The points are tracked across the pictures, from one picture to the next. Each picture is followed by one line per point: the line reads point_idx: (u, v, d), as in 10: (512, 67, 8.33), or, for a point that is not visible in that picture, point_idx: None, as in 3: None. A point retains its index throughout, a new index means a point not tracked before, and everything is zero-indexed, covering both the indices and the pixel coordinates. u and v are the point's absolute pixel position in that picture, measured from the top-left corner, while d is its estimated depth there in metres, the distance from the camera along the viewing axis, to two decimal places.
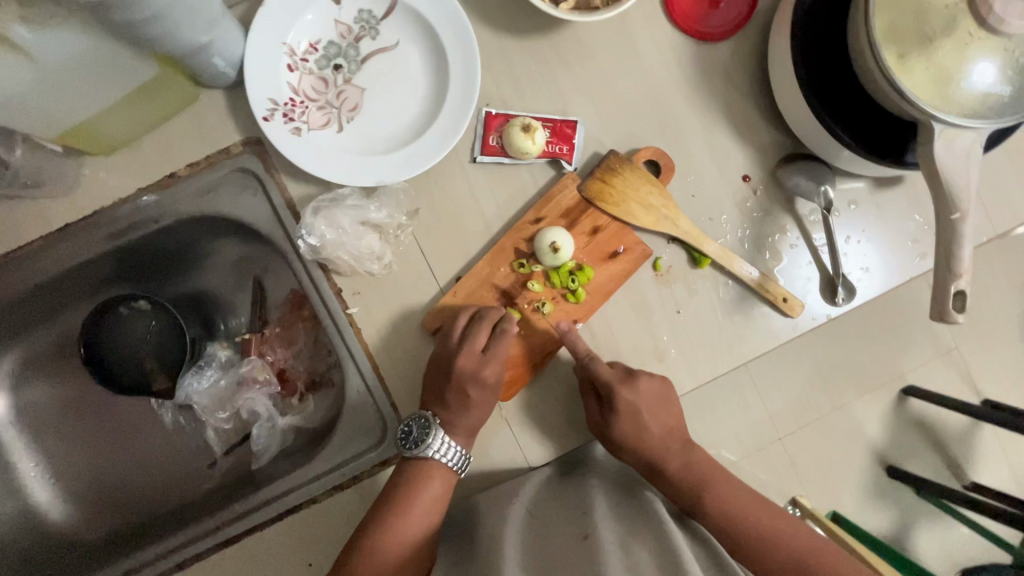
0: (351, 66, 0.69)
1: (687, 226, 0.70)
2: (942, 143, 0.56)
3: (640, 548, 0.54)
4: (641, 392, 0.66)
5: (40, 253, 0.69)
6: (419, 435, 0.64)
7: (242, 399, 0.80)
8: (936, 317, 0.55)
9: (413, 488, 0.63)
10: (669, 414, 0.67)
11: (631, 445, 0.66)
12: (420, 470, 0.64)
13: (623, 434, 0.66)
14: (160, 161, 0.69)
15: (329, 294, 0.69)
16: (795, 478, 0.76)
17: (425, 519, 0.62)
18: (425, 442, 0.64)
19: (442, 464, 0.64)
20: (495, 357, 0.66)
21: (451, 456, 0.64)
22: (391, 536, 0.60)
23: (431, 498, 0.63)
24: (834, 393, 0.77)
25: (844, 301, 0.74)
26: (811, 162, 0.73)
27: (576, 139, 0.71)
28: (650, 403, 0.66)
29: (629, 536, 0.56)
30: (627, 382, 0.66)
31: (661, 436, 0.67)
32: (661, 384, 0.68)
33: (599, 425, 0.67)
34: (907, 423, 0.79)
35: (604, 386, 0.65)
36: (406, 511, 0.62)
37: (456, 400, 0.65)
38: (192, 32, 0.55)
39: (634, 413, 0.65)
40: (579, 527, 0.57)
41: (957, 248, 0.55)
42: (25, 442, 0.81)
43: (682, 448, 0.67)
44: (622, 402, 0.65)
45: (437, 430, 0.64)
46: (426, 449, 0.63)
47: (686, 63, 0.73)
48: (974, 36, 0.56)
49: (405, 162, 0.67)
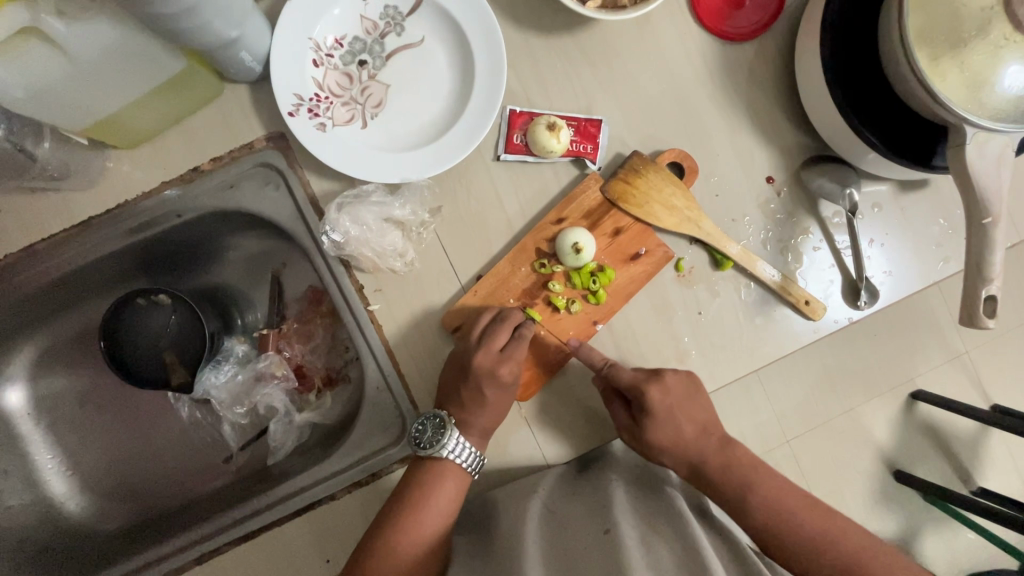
0: (376, 62, 0.69)
1: (710, 227, 0.70)
2: (973, 147, 0.56)
3: (661, 547, 0.54)
4: (670, 390, 0.65)
5: (61, 246, 0.69)
6: (433, 436, 0.64)
7: (260, 394, 0.81)
8: (966, 322, 0.55)
9: (427, 487, 0.63)
10: (698, 409, 0.66)
11: (669, 446, 0.65)
12: (435, 470, 0.64)
13: (657, 438, 0.65)
14: (184, 154, 0.69)
15: (350, 291, 0.69)
16: (800, 478, 0.76)
17: (438, 519, 0.62)
18: (440, 442, 0.63)
19: (454, 464, 0.64)
20: (516, 357, 0.65)
21: (466, 458, 0.65)
22: (403, 536, 0.60)
23: (446, 498, 0.63)
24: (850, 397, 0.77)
25: (867, 305, 0.73)
26: (835, 165, 0.72)
27: (601, 138, 0.71)
28: (679, 399, 0.66)
29: (650, 532, 0.56)
30: (654, 380, 0.65)
31: (696, 435, 0.66)
32: (687, 377, 0.67)
33: (632, 428, 0.66)
34: (922, 430, 0.80)
35: (633, 388, 0.65)
36: (418, 513, 0.61)
37: (477, 398, 0.65)
38: (223, 26, 0.55)
39: (666, 414, 0.64)
40: (600, 522, 0.57)
41: (989, 253, 0.54)
42: (41, 434, 0.81)
43: (720, 447, 0.66)
44: (653, 404, 0.64)
45: (452, 430, 0.64)
46: (440, 450, 0.63)
47: (711, 63, 0.72)
48: (1008, 40, 0.55)
49: (429, 159, 0.67)
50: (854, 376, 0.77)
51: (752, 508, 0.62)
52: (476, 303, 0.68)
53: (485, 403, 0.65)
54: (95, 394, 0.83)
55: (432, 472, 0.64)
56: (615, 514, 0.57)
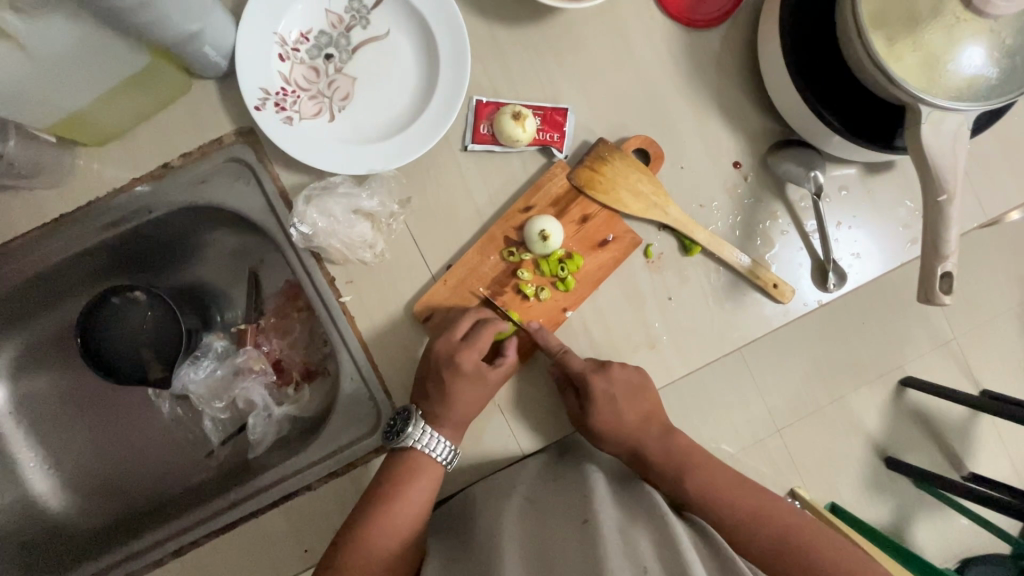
0: (342, 56, 0.69)
1: (676, 213, 0.71)
2: (929, 126, 0.57)
3: (639, 538, 0.54)
4: (615, 380, 0.66)
5: (34, 245, 0.69)
6: (400, 427, 0.65)
7: (239, 388, 0.82)
8: (924, 299, 0.55)
9: (401, 481, 0.63)
10: (643, 400, 0.67)
11: (610, 431, 0.66)
12: (409, 462, 0.64)
13: (601, 424, 0.66)
14: (154, 151, 0.69)
15: (322, 284, 0.69)
16: (789, 466, 0.78)
17: (414, 514, 0.62)
18: (405, 432, 0.64)
19: (427, 456, 0.64)
20: (478, 349, 0.65)
21: (438, 450, 0.65)
22: (379, 532, 0.60)
23: (421, 492, 0.64)
24: (833, 383, 0.79)
25: (835, 287, 0.74)
26: (802, 149, 0.73)
27: (567, 127, 0.71)
28: (624, 390, 0.66)
29: (628, 525, 0.57)
30: (600, 371, 0.66)
31: (638, 422, 0.67)
32: (636, 372, 0.68)
33: (580, 416, 0.67)
34: (904, 415, 0.81)
35: (580, 377, 0.66)
36: (394, 509, 0.61)
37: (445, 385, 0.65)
38: (183, 20, 0.56)
39: (608, 402, 0.65)
40: (578, 514, 0.57)
41: (944, 231, 0.55)
42: (24, 433, 0.82)
43: (662, 434, 0.67)
44: (597, 389, 0.65)
45: (418, 420, 0.65)
46: (406, 439, 0.64)
47: (676, 50, 0.73)
48: (961, 19, 0.56)
49: (396, 150, 0.67)
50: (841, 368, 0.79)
51: (729, 506, 0.63)
52: (444, 295, 0.69)
53: (450, 395, 0.65)
54: (76, 392, 0.84)
55: (407, 465, 0.64)
56: (594, 505, 0.58)
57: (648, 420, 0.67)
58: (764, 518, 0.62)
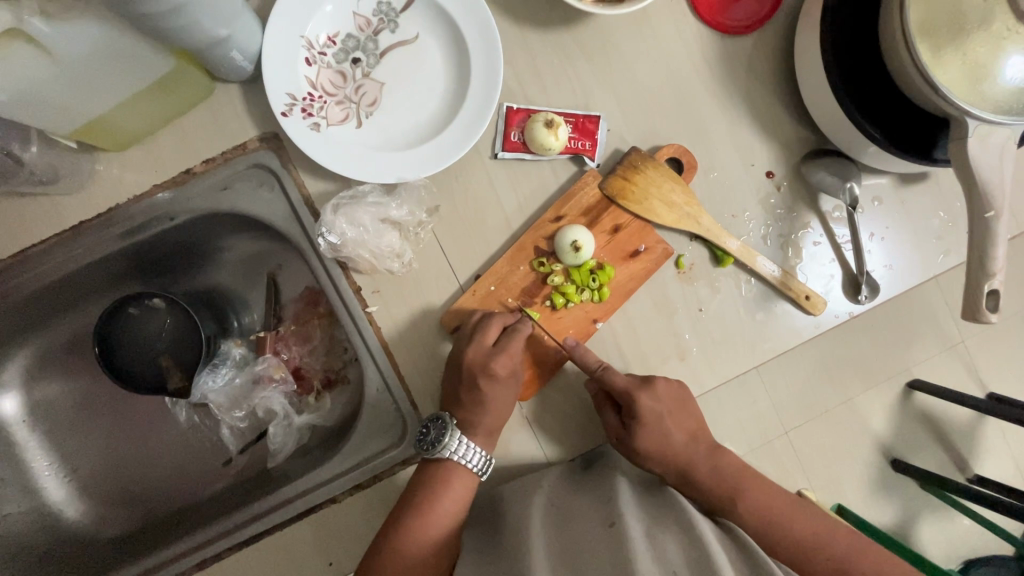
0: (370, 60, 0.68)
1: (709, 223, 0.69)
2: (975, 140, 0.55)
3: (668, 541, 0.53)
4: (661, 397, 0.65)
5: (52, 252, 0.67)
6: (435, 437, 0.63)
7: (258, 397, 0.80)
8: (969, 317, 0.55)
9: (427, 496, 0.61)
10: (688, 417, 0.66)
11: (656, 453, 0.65)
12: (444, 469, 0.63)
13: (648, 445, 0.64)
14: (176, 156, 0.67)
15: (348, 292, 0.68)
16: (797, 468, 0.74)
17: (440, 530, 0.61)
18: (442, 442, 0.62)
19: (462, 467, 0.63)
20: (508, 354, 0.64)
21: (473, 459, 0.63)
22: (409, 549, 0.58)
23: (452, 505, 0.62)
24: (843, 383, 0.75)
25: (867, 298, 0.73)
26: (835, 158, 0.72)
27: (599, 134, 0.70)
28: (670, 407, 0.65)
29: (656, 528, 0.56)
30: (645, 388, 0.65)
31: (685, 442, 0.65)
32: (678, 386, 0.67)
33: (622, 435, 0.65)
34: (931, 424, 0.80)
35: (624, 394, 0.64)
36: (422, 526, 0.59)
37: (476, 394, 0.64)
38: (212, 25, 0.54)
39: (656, 421, 0.64)
40: (604, 514, 0.57)
41: (991, 246, 0.54)
42: (38, 441, 0.80)
43: (709, 452, 0.66)
44: (644, 408, 0.63)
45: (455, 430, 0.63)
46: (443, 449, 0.62)
47: (709, 56, 0.72)
48: (1011, 31, 0.55)
49: (425, 158, 0.66)
50: (848, 363, 0.75)
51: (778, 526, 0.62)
52: (472, 304, 0.68)
53: (487, 403, 0.64)
54: (92, 399, 0.82)
55: (440, 477, 0.63)
56: (620, 507, 0.57)
57: (693, 440, 0.66)
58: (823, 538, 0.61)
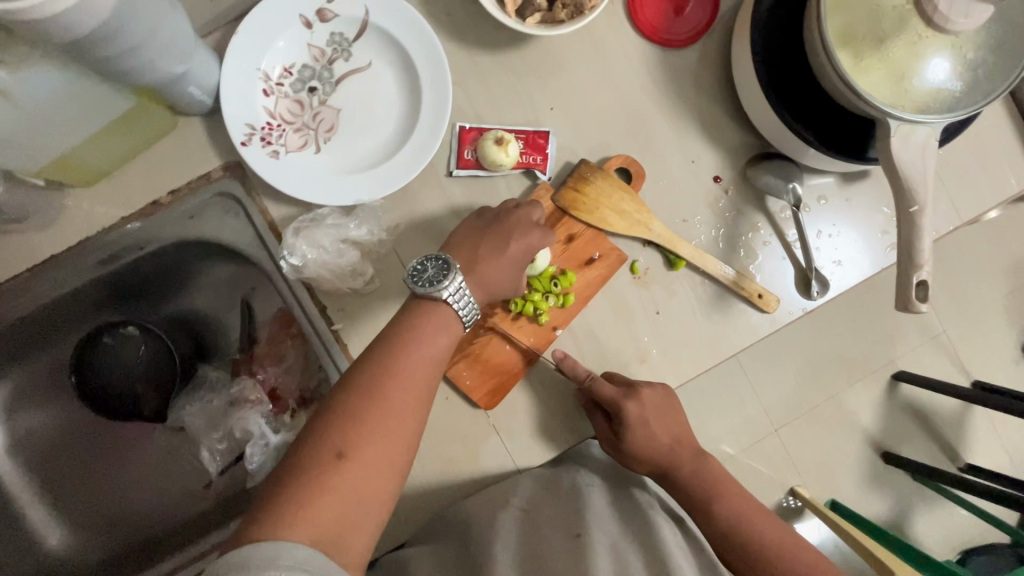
0: (326, 88, 0.71)
1: (660, 229, 0.72)
2: (898, 139, 0.58)
3: (629, 554, 0.57)
4: (647, 404, 0.66)
5: (26, 285, 0.70)
6: (434, 275, 0.60)
7: (235, 419, 0.81)
8: (901, 308, 0.57)
9: (394, 367, 0.53)
10: (672, 420, 0.68)
11: (643, 456, 0.67)
12: (429, 317, 0.58)
13: (638, 450, 0.66)
14: (142, 188, 0.70)
15: (314, 312, 0.70)
16: (788, 464, 0.84)
17: (406, 424, 0.51)
18: (440, 281, 0.59)
19: (452, 311, 0.59)
20: (525, 239, 0.66)
21: (463, 306, 0.60)
22: (369, 451, 0.48)
23: (433, 349, 0.56)
24: (830, 380, 0.87)
25: (819, 294, 0.75)
26: (777, 161, 0.74)
27: (549, 148, 0.72)
28: (656, 411, 0.67)
29: (621, 538, 0.59)
30: (631, 397, 0.66)
31: (670, 445, 0.67)
32: (664, 392, 0.68)
33: (613, 441, 0.68)
34: (897, 409, 0.89)
35: (613, 403, 0.66)
36: (387, 382, 0.52)
37: (494, 253, 0.65)
38: (167, 63, 0.57)
39: (642, 426, 0.65)
40: (570, 525, 0.59)
41: (918, 240, 0.56)
42: (19, 471, 0.81)
43: (694, 456, 0.67)
44: (631, 416, 0.65)
45: (455, 273, 0.59)
46: (442, 288, 0.58)
47: (653, 69, 0.75)
48: (923, 35, 0.58)
49: (382, 179, 0.68)
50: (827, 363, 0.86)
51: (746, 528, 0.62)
52: (471, 229, 0.67)
53: (501, 255, 0.65)
54: (71, 428, 0.83)
55: (414, 319, 0.57)
56: (587, 519, 0.60)
57: (678, 444, 0.67)
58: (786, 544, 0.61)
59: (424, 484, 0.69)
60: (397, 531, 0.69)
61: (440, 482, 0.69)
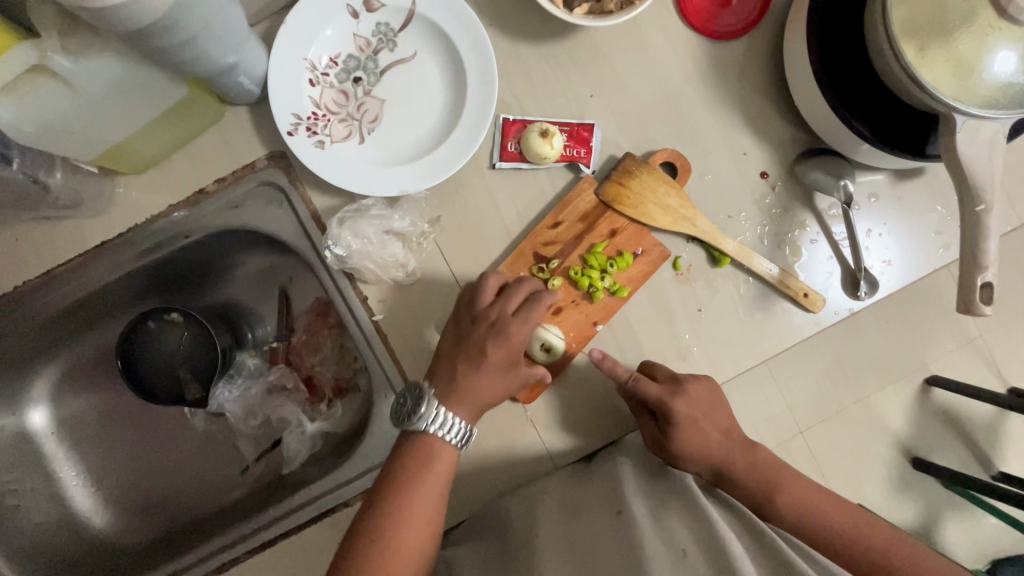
0: (371, 78, 0.71)
1: (705, 225, 0.71)
2: (964, 135, 0.56)
3: (673, 522, 0.55)
4: (695, 400, 0.64)
5: (79, 270, 0.71)
6: (412, 407, 0.60)
7: (273, 406, 0.84)
8: (963, 310, 0.55)
9: (411, 475, 0.57)
10: (722, 417, 0.65)
11: (695, 454, 0.63)
12: (419, 454, 0.58)
13: (688, 450, 0.62)
14: (190, 176, 0.71)
15: (355, 303, 0.71)
16: (814, 466, 0.75)
17: (425, 525, 0.56)
18: (419, 412, 0.59)
19: (441, 439, 0.59)
20: (506, 345, 0.62)
21: (453, 429, 0.59)
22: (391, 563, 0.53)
23: (436, 484, 0.58)
24: (860, 382, 0.76)
25: (867, 295, 0.74)
26: (828, 157, 0.72)
27: (593, 142, 0.71)
28: (704, 407, 0.64)
29: (661, 509, 0.57)
30: (678, 393, 0.64)
31: (721, 441, 0.63)
32: (708, 386, 0.67)
33: (660, 441, 0.64)
34: (931, 414, 0.77)
35: (659, 402, 0.64)
36: (408, 499, 0.56)
37: (480, 353, 0.61)
38: (221, 53, 0.57)
39: (693, 424, 0.63)
40: (611, 504, 0.58)
41: (983, 240, 0.54)
42: (64, 452, 0.83)
43: (746, 449, 0.63)
44: (680, 413, 0.63)
45: (431, 399, 0.60)
46: (420, 422, 0.59)
47: (700, 61, 0.73)
48: (994, 28, 0.56)
49: (426, 171, 0.68)
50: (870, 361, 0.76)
51: (815, 513, 0.58)
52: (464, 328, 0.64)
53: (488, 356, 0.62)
54: (117, 411, 0.86)
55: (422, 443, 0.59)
56: (625, 494, 0.59)
57: (727, 439, 0.63)
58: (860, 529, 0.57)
59: (462, 475, 0.69)
60: None
61: (478, 475, 0.70)
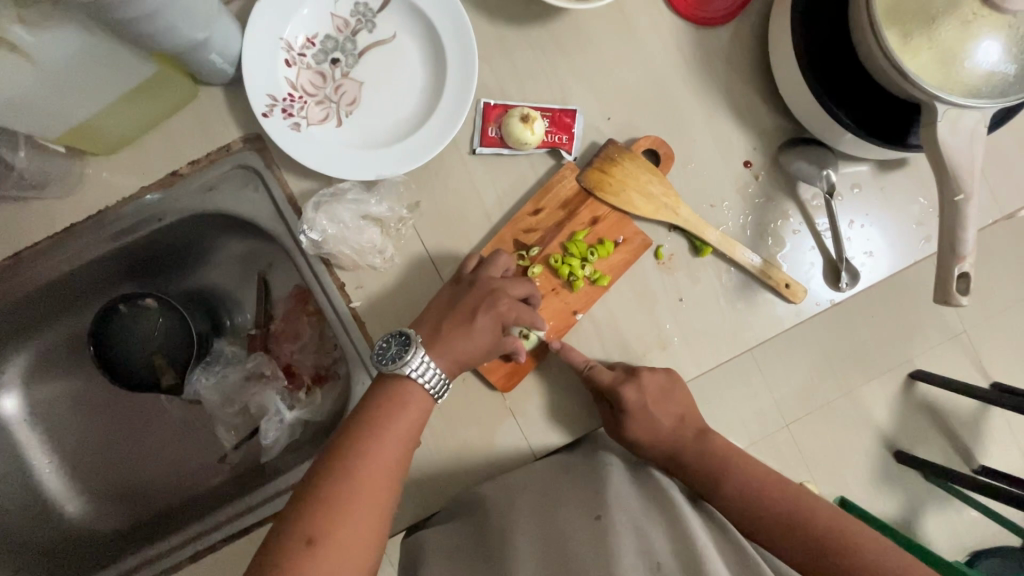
0: (349, 60, 0.69)
1: (687, 214, 0.70)
2: (945, 125, 0.55)
3: (652, 531, 0.55)
4: (647, 388, 0.65)
5: (47, 254, 0.69)
6: (397, 352, 0.59)
7: (252, 393, 0.83)
8: (941, 300, 0.55)
9: (379, 423, 0.56)
10: (675, 402, 0.66)
11: (646, 441, 0.65)
12: (393, 394, 0.57)
13: (637, 434, 0.65)
14: (162, 158, 0.69)
15: (332, 288, 0.69)
16: (800, 460, 0.84)
17: (386, 489, 0.54)
18: (403, 359, 0.58)
19: (418, 387, 0.58)
20: (495, 311, 0.62)
21: (431, 380, 0.59)
22: (349, 524, 0.50)
23: (406, 431, 0.57)
24: (845, 376, 0.86)
25: (848, 286, 0.73)
26: (811, 146, 0.72)
27: (576, 128, 0.70)
28: (656, 394, 0.65)
29: (641, 518, 0.56)
30: (629, 381, 0.65)
31: (672, 427, 0.65)
32: (666, 373, 0.67)
33: (615, 428, 0.66)
34: (914, 406, 0.87)
35: (610, 390, 0.65)
36: (372, 448, 0.54)
37: (470, 314, 0.62)
38: (190, 29, 0.56)
39: (644, 412, 0.64)
40: (590, 507, 0.57)
41: (961, 229, 0.54)
42: (37, 439, 0.82)
43: (697, 437, 0.65)
44: (630, 401, 0.64)
45: (417, 347, 0.59)
46: (403, 366, 0.58)
47: (685, 47, 0.72)
48: (976, 15, 0.55)
49: (405, 155, 0.67)
50: (854, 357, 0.86)
51: (775, 513, 0.58)
52: (448, 295, 0.64)
53: (470, 329, 0.61)
54: (90, 398, 0.84)
55: (388, 403, 0.57)
56: (607, 499, 0.58)
57: (681, 424, 0.66)
58: (824, 531, 0.56)
59: (439, 463, 0.69)
60: (410, 513, 0.68)
61: (454, 464, 0.69)
